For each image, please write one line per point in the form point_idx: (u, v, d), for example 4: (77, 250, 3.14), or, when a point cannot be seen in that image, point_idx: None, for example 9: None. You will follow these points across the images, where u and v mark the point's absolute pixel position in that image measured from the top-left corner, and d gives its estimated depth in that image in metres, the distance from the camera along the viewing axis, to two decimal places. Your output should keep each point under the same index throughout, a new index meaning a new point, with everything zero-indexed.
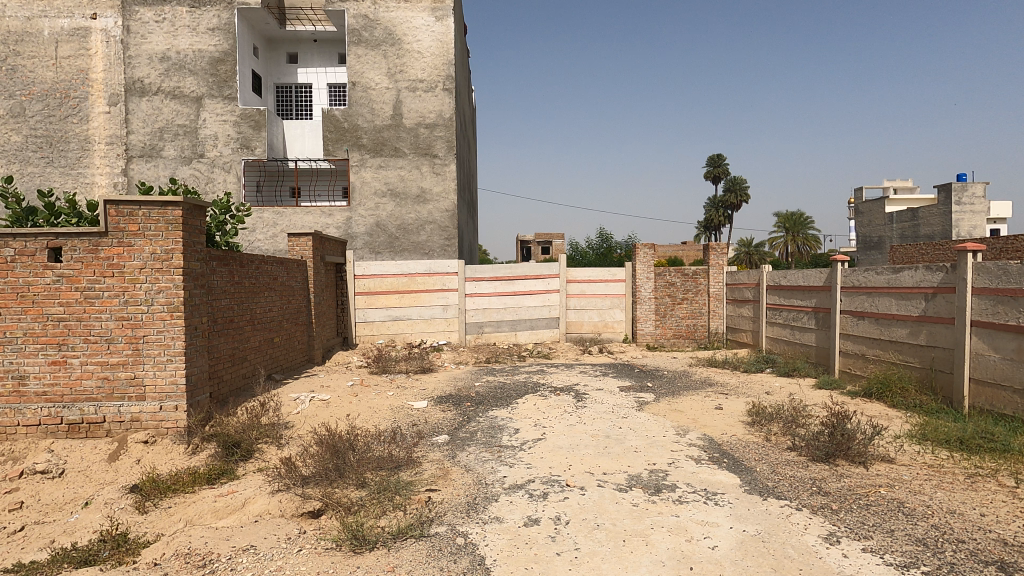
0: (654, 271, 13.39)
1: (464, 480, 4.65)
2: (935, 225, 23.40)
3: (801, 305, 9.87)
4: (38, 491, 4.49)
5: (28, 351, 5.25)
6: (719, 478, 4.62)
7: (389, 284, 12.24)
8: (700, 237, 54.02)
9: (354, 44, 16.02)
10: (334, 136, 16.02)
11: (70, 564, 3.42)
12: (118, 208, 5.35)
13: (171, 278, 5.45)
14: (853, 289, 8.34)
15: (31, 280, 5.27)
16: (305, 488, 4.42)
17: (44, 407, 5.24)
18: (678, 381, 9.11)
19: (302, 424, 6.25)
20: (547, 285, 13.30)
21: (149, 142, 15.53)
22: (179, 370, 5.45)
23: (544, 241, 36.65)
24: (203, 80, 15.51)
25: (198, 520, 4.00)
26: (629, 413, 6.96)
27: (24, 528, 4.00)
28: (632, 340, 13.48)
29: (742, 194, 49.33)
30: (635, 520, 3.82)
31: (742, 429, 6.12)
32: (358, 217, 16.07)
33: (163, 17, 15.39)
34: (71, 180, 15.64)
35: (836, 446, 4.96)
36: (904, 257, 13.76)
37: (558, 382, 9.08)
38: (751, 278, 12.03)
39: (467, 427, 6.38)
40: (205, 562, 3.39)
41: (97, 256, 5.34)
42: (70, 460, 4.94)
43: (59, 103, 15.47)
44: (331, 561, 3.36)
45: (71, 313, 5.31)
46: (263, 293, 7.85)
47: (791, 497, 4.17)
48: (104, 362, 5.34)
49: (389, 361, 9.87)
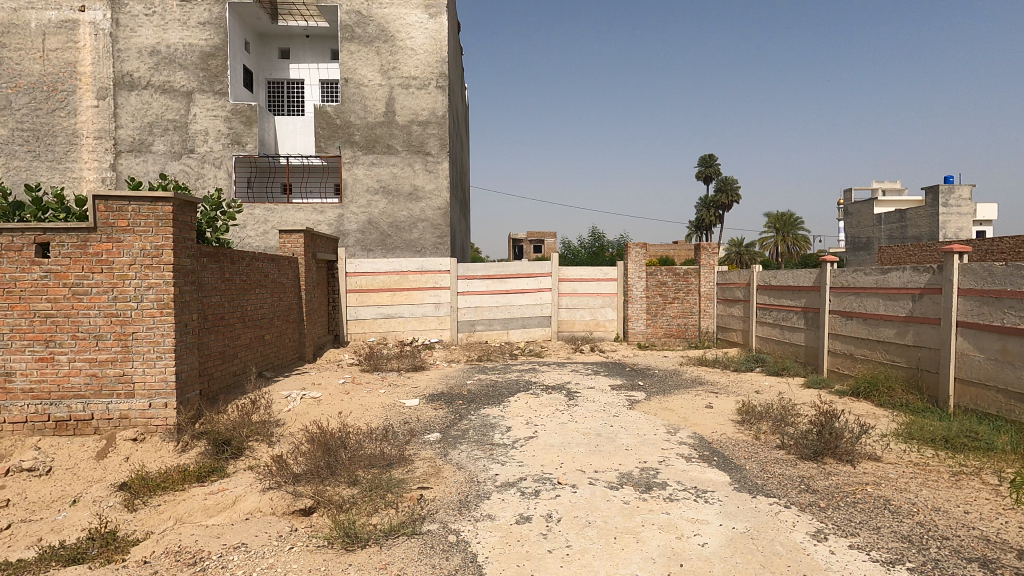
0: (646, 270, 13.45)
1: (456, 478, 4.66)
2: (923, 226, 23.74)
3: (791, 305, 9.93)
4: (25, 489, 4.45)
5: (15, 347, 5.20)
6: (708, 475, 4.65)
7: (381, 282, 12.21)
8: (694, 237, 54.47)
9: (347, 40, 15.93)
10: (326, 133, 15.91)
11: (58, 562, 3.38)
12: (108, 204, 5.28)
13: (161, 275, 5.40)
14: (842, 290, 8.44)
15: (18, 276, 5.21)
16: (297, 485, 4.41)
17: (32, 403, 5.20)
18: (670, 380, 9.13)
19: (293, 422, 6.22)
20: (540, 284, 13.32)
21: (138, 136, 15.37)
22: (168, 367, 5.41)
23: (537, 241, 36.92)
24: (195, 75, 15.37)
25: (189, 517, 3.98)
26: (620, 411, 6.99)
27: (10, 526, 3.96)
28: (623, 339, 13.52)
29: (735, 194, 49.68)
30: (626, 518, 3.84)
31: (732, 428, 6.15)
32: (351, 215, 16.03)
33: (153, 10, 15.22)
34: (58, 174, 15.45)
35: (824, 444, 5.03)
36: (893, 258, 13.91)
37: (549, 381, 9.05)
38: (741, 278, 12.12)
39: (459, 425, 6.41)
40: (196, 559, 3.38)
41: (86, 252, 5.28)
42: (58, 457, 4.87)
43: (46, 96, 15.24)
44: (323, 558, 3.35)
45: (59, 309, 5.27)
46: (254, 290, 7.81)
47: (780, 495, 4.22)
48: (93, 358, 5.30)
49: (381, 359, 9.83)
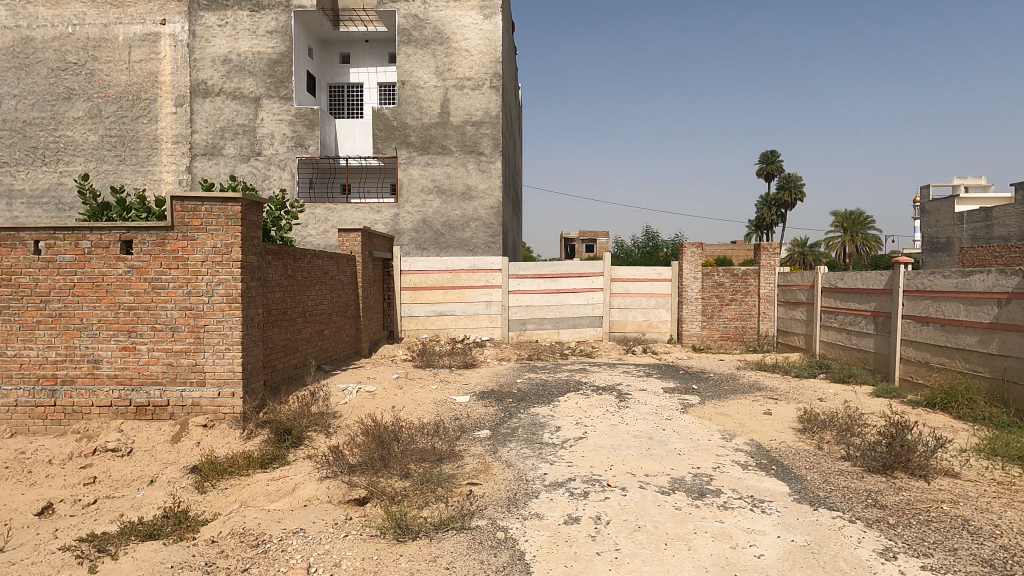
0: (702, 270, 13.06)
1: (505, 475, 4.69)
2: (1011, 226, 21.89)
3: (860, 309, 9.39)
4: (109, 468, 4.85)
5: (102, 337, 5.64)
6: (765, 485, 4.48)
7: (434, 280, 12.44)
8: (753, 237, 52.47)
9: (404, 44, 16.32)
10: (383, 135, 16.37)
11: (136, 537, 3.65)
12: (183, 204, 5.65)
13: (230, 271, 5.71)
14: (917, 293, 7.90)
15: (106, 270, 5.64)
16: (352, 475, 4.57)
17: (115, 389, 5.63)
18: (726, 384, 8.84)
19: (349, 414, 6.44)
20: (591, 284, 13.17)
21: (211, 140, 16.32)
22: (236, 358, 5.71)
23: (589, 240, 36.72)
24: (262, 81, 16.16)
25: (252, 502, 4.20)
26: (673, 414, 6.84)
27: (97, 501, 4.31)
28: (677, 341, 13.17)
29: (798, 192, 47.40)
30: (677, 524, 3.75)
31: (793, 436, 5.89)
32: (406, 214, 16.42)
33: (226, 21, 16.11)
34: (141, 177, 16.61)
35: (894, 457, 4.73)
36: (976, 260, 12.90)
37: (600, 381, 8.97)
38: (805, 280, 11.56)
39: (509, 422, 6.44)
40: (259, 542, 3.56)
41: (164, 249, 5.66)
42: (138, 440, 5.28)
43: (131, 104, 16.41)
44: (375, 548, 3.45)
45: (140, 302, 5.67)
46: (314, 287, 8.13)
47: (844, 508, 4.00)
48: (168, 348, 5.67)
49: (433, 356, 10.03)
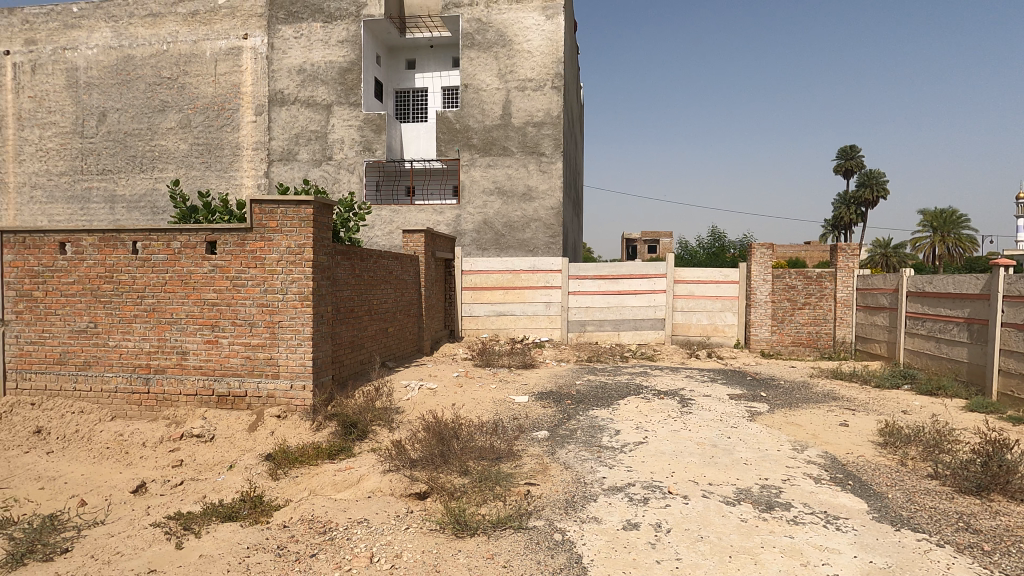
0: (772, 272, 12.46)
1: (563, 477, 4.67)
2: None
3: (951, 315, 8.66)
4: (194, 452, 5.24)
5: (189, 330, 6.09)
6: (841, 501, 4.21)
7: (494, 281, 12.58)
8: (829, 237, 49.53)
9: (467, 48, 16.60)
10: (446, 138, 16.73)
11: (217, 518, 3.91)
12: (262, 207, 6.00)
13: (302, 270, 6.00)
14: (1020, 299, 7.20)
15: (193, 269, 6.08)
16: (413, 469, 4.69)
17: (200, 379, 6.06)
18: (798, 392, 8.38)
19: (411, 410, 6.62)
20: (653, 286, 12.85)
21: (287, 146, 17.24)
22: (307, 353, 6.00)
23: (652, 241, 35.92)
24: (334, 89, 16.91)
25: (320, 491, 4.41)
26: (739, 422, 6.56)
27: (183, 482, 4.67)
28: (744, 346, 12.61)
29: (880, 189, 44.23)
30: (743, 537, 3.60)
31: (872, 450, 5.51)
32: (467, 215, 16.68)
33: (301, 33, 16.97)
34: (224, 182, 17.78)
35: (990, 478, 4.32)
36: None
37: (661, 385, 8.75)
38: (887, 283, 10.80)
39: (567, 424, 6.41)
40: (326, 529, 3.73)
41: (244, 249, 6.03)
42: (219, 427, 5.67)
43: (216, 114, 17.60)
44: (434, 542, 3.53)
45: (222, 298, 6.07)
46: (379, 286, 8.42)
47: (931, 530, 3.70)
48: (247, 342, 6.04)
49: (493, 355, 10.14)
